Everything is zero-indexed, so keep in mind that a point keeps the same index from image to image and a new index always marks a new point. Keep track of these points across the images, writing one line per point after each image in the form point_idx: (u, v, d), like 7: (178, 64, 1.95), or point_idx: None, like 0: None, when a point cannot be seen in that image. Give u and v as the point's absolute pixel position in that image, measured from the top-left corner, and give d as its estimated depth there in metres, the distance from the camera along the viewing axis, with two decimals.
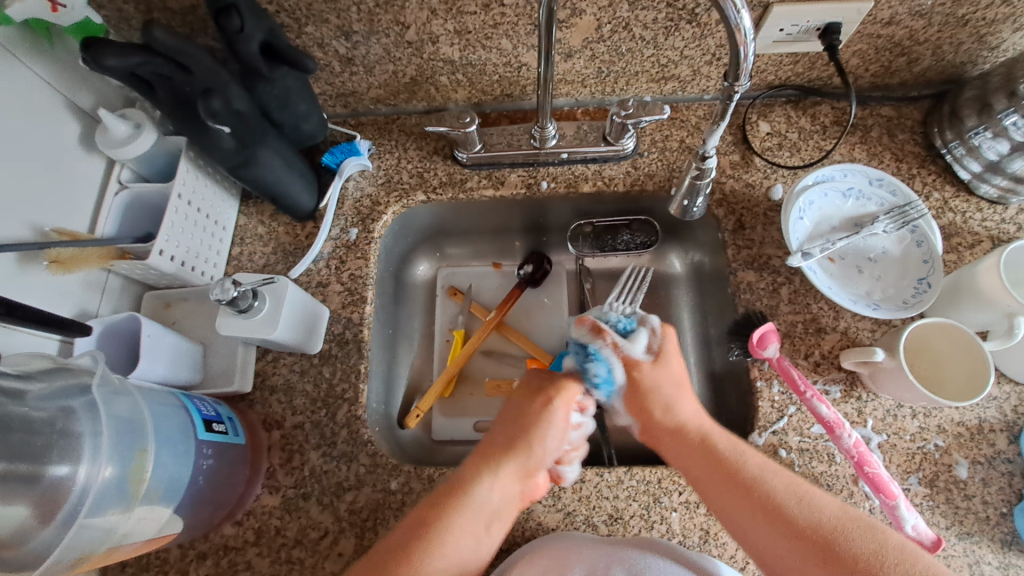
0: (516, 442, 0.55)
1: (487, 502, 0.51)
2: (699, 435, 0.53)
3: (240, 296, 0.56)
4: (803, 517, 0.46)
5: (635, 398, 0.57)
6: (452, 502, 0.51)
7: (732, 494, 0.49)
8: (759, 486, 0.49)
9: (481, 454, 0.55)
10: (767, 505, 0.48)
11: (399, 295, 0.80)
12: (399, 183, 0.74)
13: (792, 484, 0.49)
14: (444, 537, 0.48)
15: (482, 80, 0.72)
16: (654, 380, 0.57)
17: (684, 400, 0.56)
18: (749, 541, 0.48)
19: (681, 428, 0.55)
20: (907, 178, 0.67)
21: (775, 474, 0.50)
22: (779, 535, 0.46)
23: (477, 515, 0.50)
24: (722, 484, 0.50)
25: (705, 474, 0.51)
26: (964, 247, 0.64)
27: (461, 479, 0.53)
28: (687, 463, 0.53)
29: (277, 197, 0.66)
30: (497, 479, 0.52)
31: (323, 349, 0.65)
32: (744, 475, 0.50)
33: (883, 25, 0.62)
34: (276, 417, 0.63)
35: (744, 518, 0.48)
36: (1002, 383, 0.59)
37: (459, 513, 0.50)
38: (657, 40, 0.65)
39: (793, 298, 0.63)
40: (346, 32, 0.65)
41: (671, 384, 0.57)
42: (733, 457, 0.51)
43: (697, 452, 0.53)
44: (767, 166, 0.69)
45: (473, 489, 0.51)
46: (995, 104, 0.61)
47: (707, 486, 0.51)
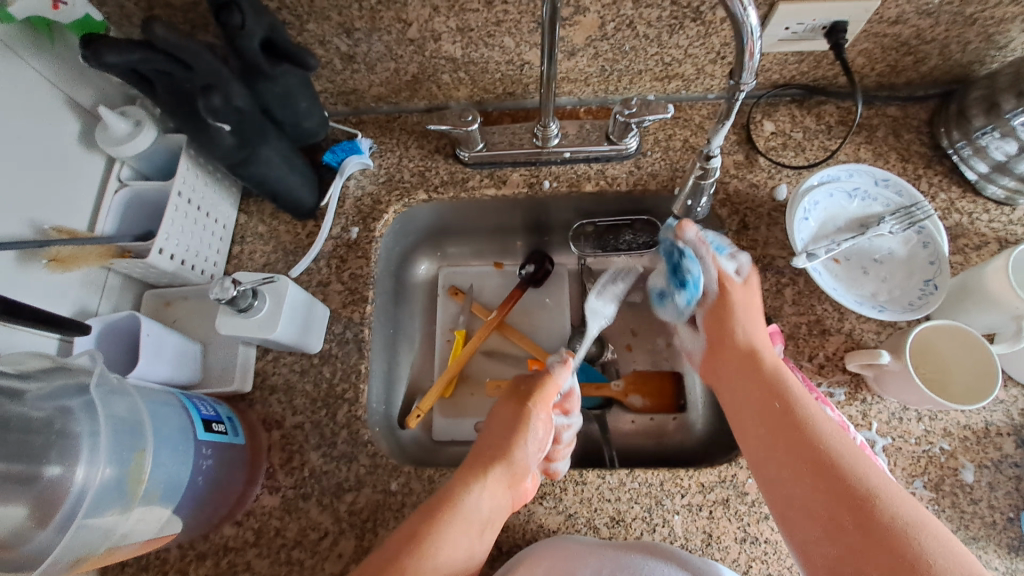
0: (499, 450, 0.56)
1: (478, 511, 0.51)
2: (771, 369, 0.54)
3: (240, 295, 0.56)
4: (854, 479, 0.45)
5: (716, 317, 0.59)
6: (442, 509, 0.50)
7: (781, 431, 0.50)
8: (811, 438, 0.48)
9: (468, 463, 0.55)
10: (808, 453, 0.48)
11: (400, 295, 0.80)
12: (401, 182, 0.73)
13: (851, 448, 0.47)
14: (437, 540, 0.48)
15: (485, 78, 0.72)
16: (738, 298, 0.59)
17: (757, 327, 0.58)
18: (782, 481, 0.48)
19: (755, 355, 0.56)
20: (913, 178, 0.67)
21: (838, 433, 0.49)
22: (813, 488, 0.46)
23: (467, 519, 0.50)
24: (772, 421, 0.51)
25: (763, 401, 0.52)
26: (971, 249, 0.63)
27: (452, 487, 0.52)
28: (745, 394, 0.54)
29: (278, 196, 0.66)
30: (484, 485, 0.53)
31: (323, 349, 0.65)
32: (797, 416, 0.50)
33: (890, 24, 0.61)
34: (277, 417, 0.62)
35: (783, 467, 0.48)
36: (1009, 386, 0.58)
37: (449, 518, 0.50)
38: (661, 38, 0.65)
39: (798, 299, 0.62)
40: (348, 29, 0.64)
41: (748, 312, 0.58)
42: (794, 399, 0.51)
43: (759, 387, 0.53)
44: (771, 166, 0.68)
45: (461, 495, 0.51)
46: (1002, 104, 0.60)
47: (759, 418, 0.52)
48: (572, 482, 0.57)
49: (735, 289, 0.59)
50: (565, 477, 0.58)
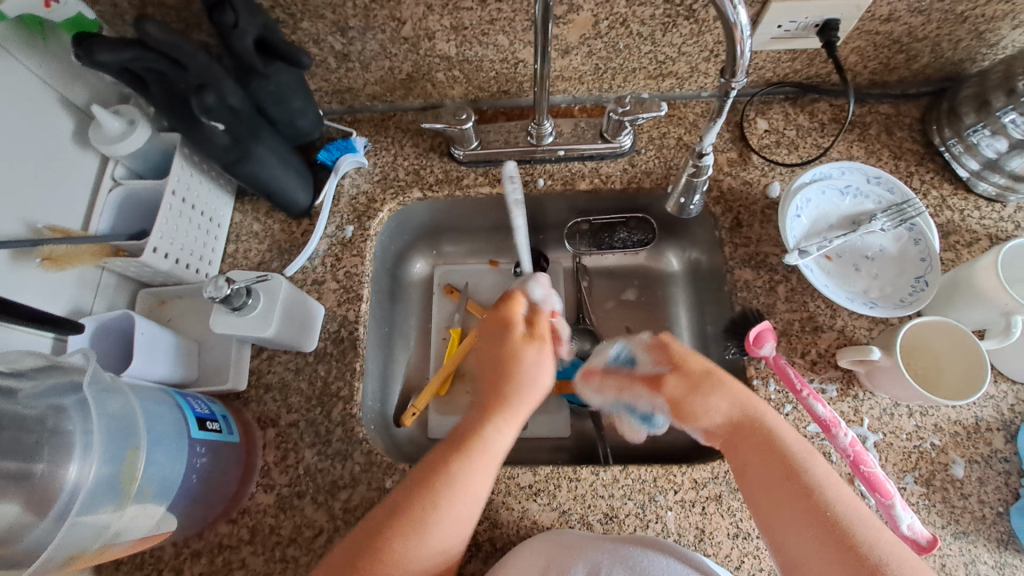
0: (515, 388, 0.58)
1: (498, 443, 0.55)
2: (772, 435, 0.52)
3: (234, 293, 0.56)
4: (864, 539, 0.45)
5: (686, 384, 0.57)
6: (468, 448, 0.53)
7: (785, 496, 0.49)
8: (817, 494, 0.48)
9: (490, 401, 0.58)
10: (817, 511, 0.47)
11: (396, 293, 0.80)
12: (395, 180, 0.73)
13: (849, 499, 0.48)
14: (467, 482, 0.51)
15: (479, 76, 0.72)
16: (701, 365, 0.58)
17: (752, 392, 0.56)
18: (784, 538, 0.48)
19: (758, 422, 0.53)
20: (904, 176, 0.67)
21: (834, 479, 0.50)
22: (821, 540, 0.46)
23: (493, 456, 0.54)
24: (777, 482, 0.50)
25: (768, 470, 0.51)
26: (962, 245, 0.64)
27: (467, 425, 0.56)
28: (748, 456, 0.52)
29: (273, 194, 0.66)
30: (506, 422, 0.56)
31: (318, 347, 0.65)
32: (803, 479, 0.49)
33: (882, 22, 0.61)
34: (271, 415, 0.62)
35: (790, 520, 0.48)
36: (999, 382, 0.59)
37: (477, 458, 0.53)
38: (655, 36, 0.65)
39: (790, 296, 0.63)
40: (342, 28, 0.64)
41: (715, 391, 0.55)
42: (800, 460, 0.50)
43: (762, 453, 0.52)
44: (764, 164, 0.68)
45: (484, 433, 0.55)
46: (993, 102, 0.61)
47: (762, 478, 0.51)
48: (566, 479, 0.58)
49: (692, 356, 0.59)
50: (559, 473, 0.58)
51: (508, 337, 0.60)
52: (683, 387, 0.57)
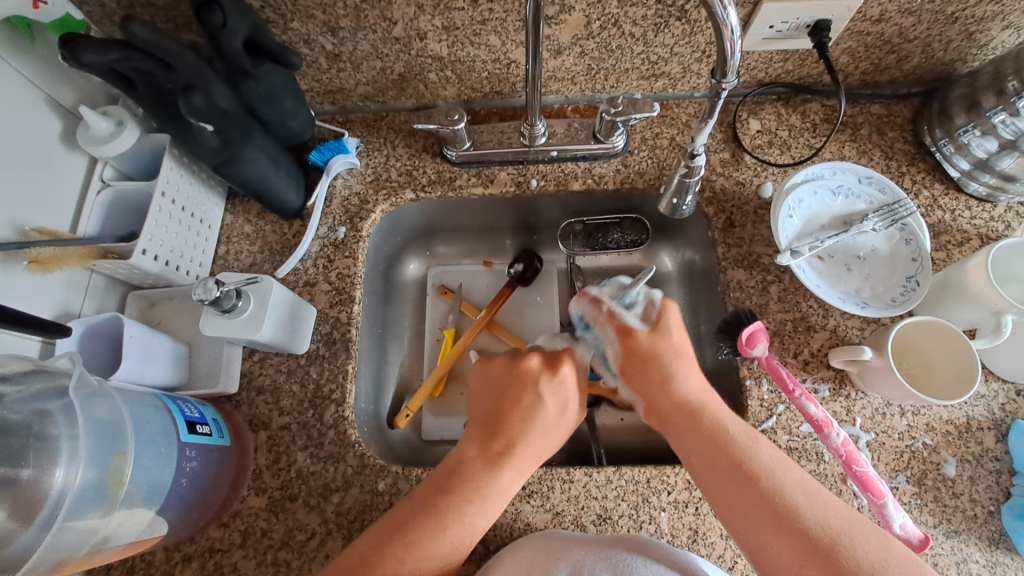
0: (525, 439, 0.53)
1: (506, 489, 0.51)
2: (711, 424, 0.51)
3: (223, 296, 0.55)
4: (812, 521, 0.45)
5: (634, 369, 0.55)
6: (468, 491, 0.50)
7: (734, 485, 0.48)
8: (767, 481, 0.47)
9: (486, 434, 0.54)
10: (767, 498, 0.46)
11: (389, 294, 0.80)
12: (388, 181, 0.73)
13: (800, 482, 0.47)
14: (459, 517, 0.49)
15: (471, 77, 0.71)
16: (648, 350, 0.55)
17: (689, 371, 0.54)
18: (741, 531, 0.47)
19: (695, 406, 0.52)
20: (896, 176, 0.67)
21: (781, 463, 0.49)
22: (777, 526, 0.45)
23: (498, 502, 0.51)
24: (724, 471, 0.48)
25: (708, 457, 0.49)
26: (953, 245, 0.64)
27: (461, 458, 0.53)
28: (691, 445, 0.51)
29: (263, 196, 0.65)
30: (515, 469, 0.52)
31: (310, 349, 0.65)
32: (750, 466, 0.48)
33: (873, 23, 0.62)
34: (263, 418, 0.62)
35: (743, 508, 0.47)
36: (990, 381, 0.59)
37: (476, 502, 0.50)
38: (647, 36, 0.65)
39: (783, 297, 0.63)
40: (333, 28, 0.64)
41: (675, 360, 0.55)
42: (742, 447, 0.49)
43: (705, 442, 0.50)
44: (757, 164, 0.69)
45: (487, 475, 0.51)
46: (983, 102, 0.62)
47: (709, 468, 0.49)
48: (559, 480, 0.58)
49: (643, 340, 0.56)
50: (552, 475, 0.58)
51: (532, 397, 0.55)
52: (629, 370, 0.56)
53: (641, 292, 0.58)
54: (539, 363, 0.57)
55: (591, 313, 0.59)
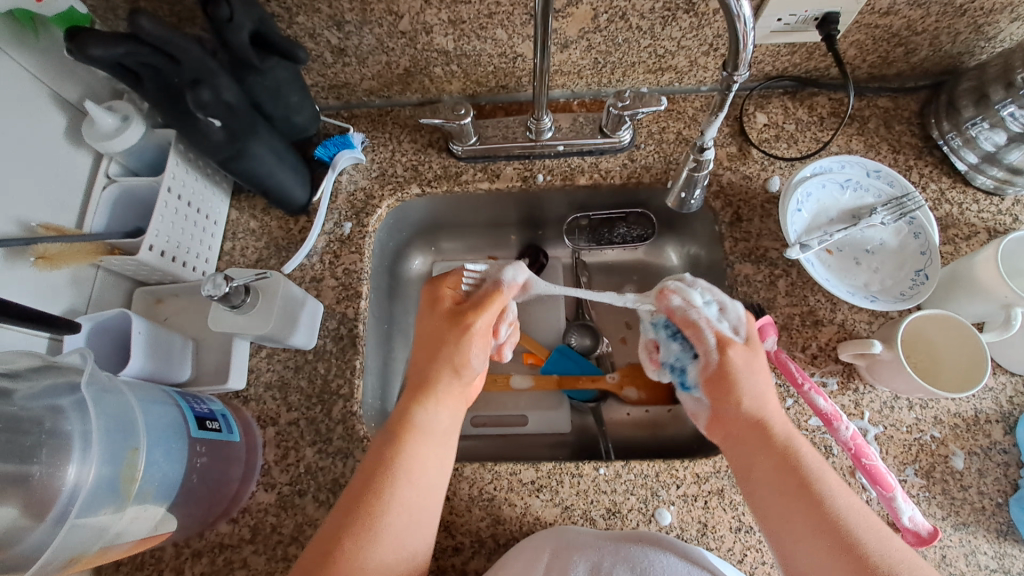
0: (447, 365, 0.54)
1: (436, 422, 0.52)
2: (784, 442, 0.49)
3: (233, 291, 0.55)
4: (871, 548, 0.43)
5: (719, 385, 0.53)
6: (403, 435, 0.51)
7: (795, 505, 0.46)
8: (830, 507, 0.45)
9: (418, 381, 0.54)
10: (828, 523, 0.45)
11: (394, 290, 0.80)
12: (394, 176, 0.73)
13: (864, 513, 0.45)
14: (408, 464, 0.49)
15: (477, 71, 0.71)
16: (740, 365, 0.53)
17: (765, 393, 0.52)
18: (791, 550, 0.45)
19: (764, 423, 0.51)
20: (904, 169, 0.67)
21: (850, 497, 0.46)
22: (827, 547, 0.44)
23: (429, 436, 0.52)
24: (789, 487, 0.47)
25: (774, 478, 0.48)
26: (961, 239, 0.64)
27: (402, 405, 0.53)
28: (758, 460, 0.49)
29: (269, 191, 0.65)
30: (439, 400, 0.53)
31: (317, 345, 0.65)
32: (818, 491, 0.46)
33: (881, 15, 0.61)
34: (271, 414, 0.62)
35: (798, 529, 0.45)
36: (998, 374, 0.59)
37: (417, 442, 0.51)
38: (654, 29, 0.64)
39: (791, 291, 0.63)
40: (339, 22, 0.63)
41: (750, 375, 0.53)
42: (815, 472, 0.47)
43: (774, 457, 0.49)
44: (764, 158, 0.68)
45: (421, 416, 0.52)
46: (992, 95, 0.61)
47: (773, 485, 0.48)
48: (569, 474, 0.58)
49: (736, 353, 0.53)
50: (561, 469, 0.58)
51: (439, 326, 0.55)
52: (715, 386, 0.53)
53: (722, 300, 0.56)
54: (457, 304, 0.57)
55: (680, 317, 0.56)
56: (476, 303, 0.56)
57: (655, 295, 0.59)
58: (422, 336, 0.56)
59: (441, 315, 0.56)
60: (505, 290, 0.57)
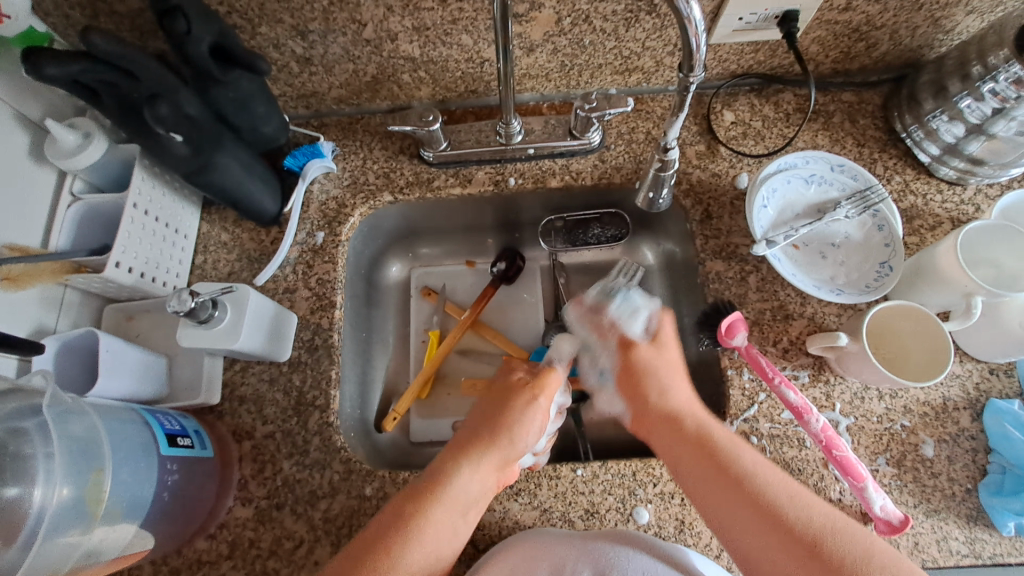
0: (503, 431, 0.55)
1: (466, 492, 0.51)
2: (695, 429, 0.53)
3: (200, 306, 0.54)
4: (798, 518, 0.45)
5: (631, 381, 0.59)
6: (432, 494, 0.50)
7: (721, 487, 0.48)
8: (751, 482, 0.48)
9: (463, 442, 0.55)
10: (753, 497, 0.47)
11: (372, 297, 0.80)
12: (366, 184, 0.73)
13: (786, 486, 0.47)
14: (425, 525, 0.48)
15: (445, 77, 0.71)
16: (647, 363, 0.59)
17: (678, 387, 0.57)
18: (732, 534, 0.47)
19: (676, 415, 0.54)
20: (869, 162, 0.68)
21: (767, 469, 0.49)
22: (760, 526, 0.45)
23: (457, 503, 0.50)
24: (710, 473, 0.49)
25: (695, 465, 0.50)
26: (926, 229, 0.65)
27: (440, 466, 0.53)
28: (677, 451, 0.52)
29: (238, 203, 0.65)
30: (478, 468, 0.52)
31: (292, 356, 0.64)
32: (735, 469, 0.49)
33: (840, 12, 0.62)
34: (247, 428, 0.62)
35: (730, 512, 0.47)
36: (965, 362, 0.60)
37: (440, 504, 0.49)
38: (618, 31, 0.65)
39: (761, 286, 0.63)
40: (302, 31, 0.63)
41: (658, 371, 0.58)
42: (727, 451, 0.50)
43: (687, 443, 0.52)
44: (732, 156, 0.69)
45: (452, 481, 0.51)
46: (950, 87, 0.63)
47: (695, 475, 0.50)
48: (547, 477, 0.58)
49: (642, 351, 0.60)
50: (538, 472, 0.58)
51: (503, 399, 0.58)
52: (627, 384, 0.59)
53: (639, 303, 0.64)
54: (529, 375, 0.61)
55: (591, 318, 0.65)
56: (541, 380, 0.61)
57: (573, 302, 0.68)
58: (487, 400, 0.59)
59: (508, 389, 0.60)
60: (558, 370, 0.63)
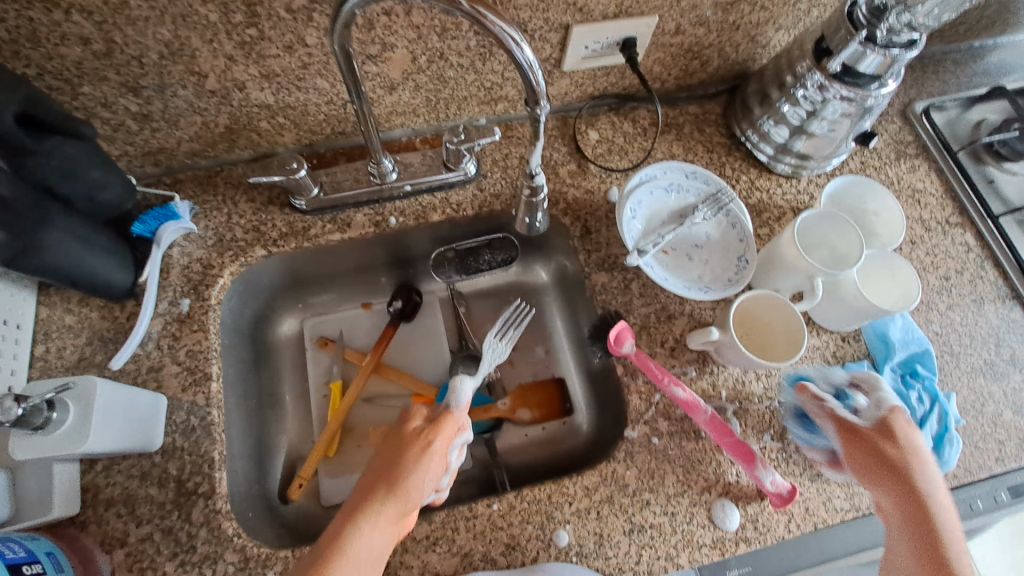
0: (397, 486, 0.51)
1: (368, 552, 0.47)
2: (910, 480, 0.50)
3: (30, 413, 0.46)
4: None
5: (881, 473, 0.52)
6: (333, 556, 0.46)
7: (922, 534, 0.49)
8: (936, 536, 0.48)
9: (359, 498, 0.50)
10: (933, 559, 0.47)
11: (260, 357, 0.74)
12: (233, 241, 0.68)
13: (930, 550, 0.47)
14: None
15: (307, 121, 0.68)
16: (893, 450, 0.52)
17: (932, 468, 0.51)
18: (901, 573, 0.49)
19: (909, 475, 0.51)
20: (719, 166, 0.75)
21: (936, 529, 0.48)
22: None
23: (359, 565, 0.47)
24: (912, 515, 0.50)
25: (907, 507, 0.50)
26: (773, 220, 0.72)
27: (340, 524, 0.49)
28: (887, 493, 0.51)
29: (77, 281, 0.57)
30: (378, 526, 0.49)
31: (167, 442, 0.58)
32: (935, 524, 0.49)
33: (672, 35, 0.68)
34: (118, 534, 0.54)
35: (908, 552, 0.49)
36: (821, 334, 0.67)
37: (343, 565, 0.46)
38: (475, 65, 0.66)
39: (643, 292, 0.67)
40: (133, 87, 0.58)
41: (917, 459, 0.51)
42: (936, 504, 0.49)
43: (902, 490, 0.50)
44: (601, 172, 0.73)
45: (353, 538, 0.47)
46: (772, 94, 0.70)
47: (905, 514, 0.50)
48: (463, 519, 0.56)
49: (883, 442, 0.52)
50: (455, 516, 0.56)
51: (397, 446, 0.54)
52: (872, 469, 0.52)
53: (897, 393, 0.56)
54: (424, 422, 0.56)
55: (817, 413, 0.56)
56: (435, 422, 0.56)
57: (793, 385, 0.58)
58: (380, 454, 0.54)
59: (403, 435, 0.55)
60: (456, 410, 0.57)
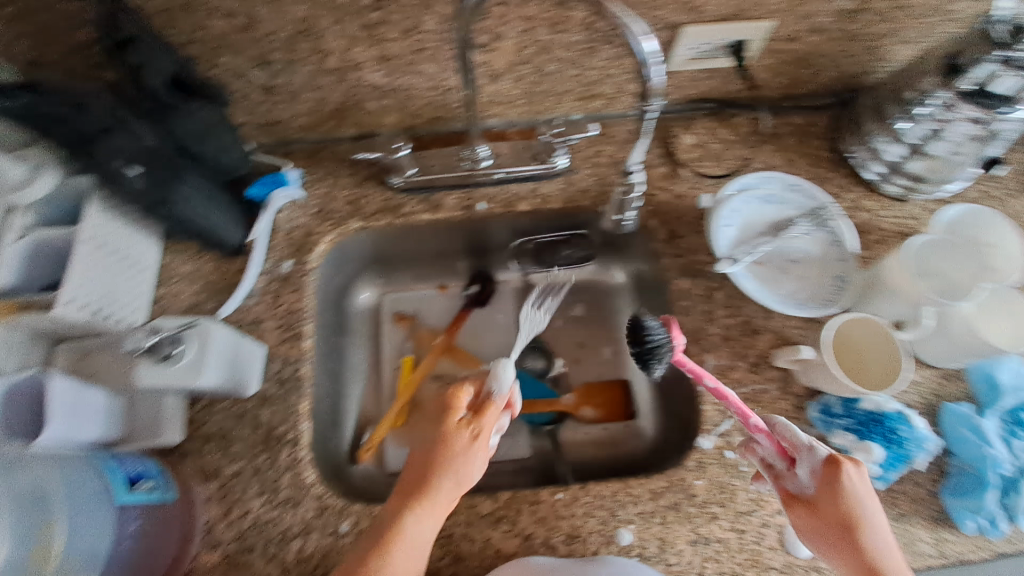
0: (445, 475, 0.52)
1: (420, 537, 0.49)
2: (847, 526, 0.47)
3: (159, 343, 0.52)
4: None
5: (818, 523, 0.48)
6: (389, 542, 0.48)
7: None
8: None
9: (409, 484, 0.52)
10: None
11: (342, 325, 0.79)
12: (334, 211, 0.72)
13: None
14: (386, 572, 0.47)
15: (411, 104, 0.72)
16: (821, 500, 0.48)
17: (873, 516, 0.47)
18: None
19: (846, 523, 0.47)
20: (820, 181, 0.72)
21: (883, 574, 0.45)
22: None
23: (413, 550, 0.49)
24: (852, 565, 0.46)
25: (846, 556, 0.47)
26: (876, 243, 0.68)
27: (391, 511, 0.50)
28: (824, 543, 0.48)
29: (200, 233, 0.63)
30: (428, 513, 0.50)
31: (261, 391, 0.62)
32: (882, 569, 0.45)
33: (786, 42, 0.66)
34: (213, 468, 0.59)
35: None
36: (919, 368, 0.63)
37: (397, 551, 0.48)
38: (579, 61, 0.67)
39: (728, 302, 0.65)
40: (264, 61, 0.63)
41: (858, 509, 0.48)
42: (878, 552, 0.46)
43: (839, 536, 0.47)
44: (694, 177, 0.72)
45: (405, 525, 0.49)
46: (887, 110, 0.66)
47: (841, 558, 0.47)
48: (527, 503, 0.57)
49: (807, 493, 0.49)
50: (519, 498, 0.57)
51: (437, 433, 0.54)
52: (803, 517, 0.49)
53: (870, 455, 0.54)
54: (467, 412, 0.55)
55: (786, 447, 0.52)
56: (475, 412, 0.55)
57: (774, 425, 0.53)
58: (422, 440, 0.55)
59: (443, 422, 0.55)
60: (496, 399, 0.56)
